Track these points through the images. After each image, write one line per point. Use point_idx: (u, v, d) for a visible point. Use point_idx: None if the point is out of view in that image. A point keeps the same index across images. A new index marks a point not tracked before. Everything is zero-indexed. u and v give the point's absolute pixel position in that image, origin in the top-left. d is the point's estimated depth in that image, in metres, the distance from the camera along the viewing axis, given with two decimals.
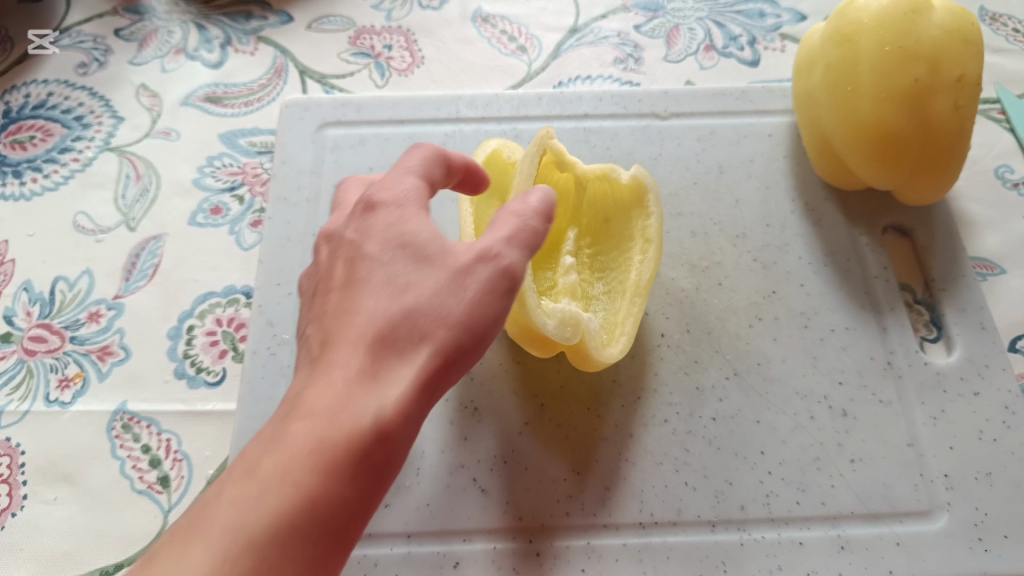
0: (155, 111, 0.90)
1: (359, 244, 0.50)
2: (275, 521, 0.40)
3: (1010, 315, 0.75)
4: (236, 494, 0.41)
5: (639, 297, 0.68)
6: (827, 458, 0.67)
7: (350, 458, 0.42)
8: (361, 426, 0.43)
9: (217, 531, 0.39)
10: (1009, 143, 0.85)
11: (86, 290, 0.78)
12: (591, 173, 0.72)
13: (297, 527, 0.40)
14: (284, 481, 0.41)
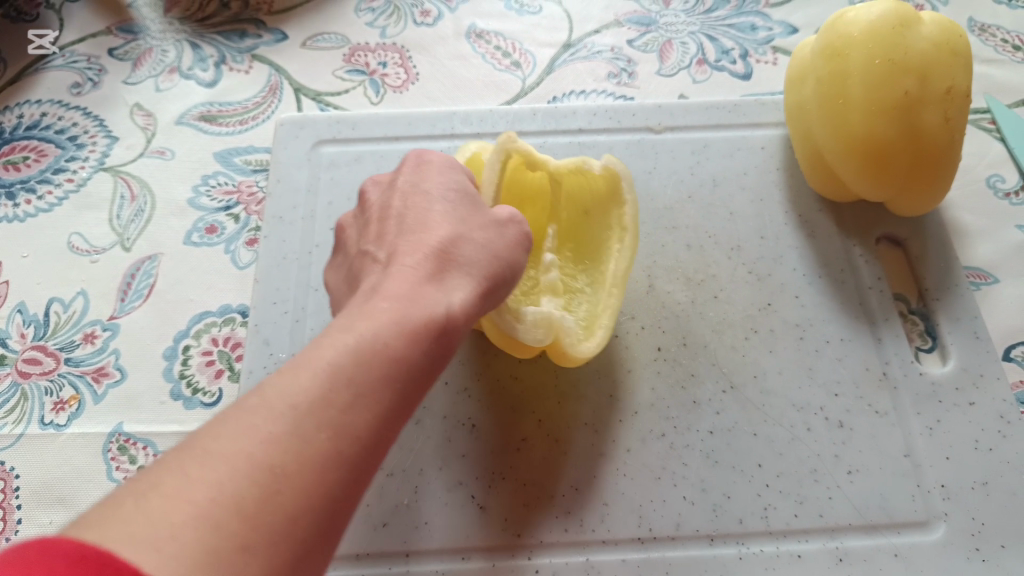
0: (150, 131, 0.90)
1: (397, 208, 0.57)
2: (324, 406, 0.40)
3: (1004, 324, 0.75)
4: (278, 383, 0.40)
5: (616, 290, 0.68)
6: (824, 470, 0.67)
7: (394, 367, 0.43)
8: (397, 339, 0.44)
9: (271, 413, 0.39)
10: (1001, 152, 0.85)
11: (81, 311, 0.78)
12: (564, 167, 0.71)
13: (346, 411, 0.40)
14: (332, 375, 0.41)
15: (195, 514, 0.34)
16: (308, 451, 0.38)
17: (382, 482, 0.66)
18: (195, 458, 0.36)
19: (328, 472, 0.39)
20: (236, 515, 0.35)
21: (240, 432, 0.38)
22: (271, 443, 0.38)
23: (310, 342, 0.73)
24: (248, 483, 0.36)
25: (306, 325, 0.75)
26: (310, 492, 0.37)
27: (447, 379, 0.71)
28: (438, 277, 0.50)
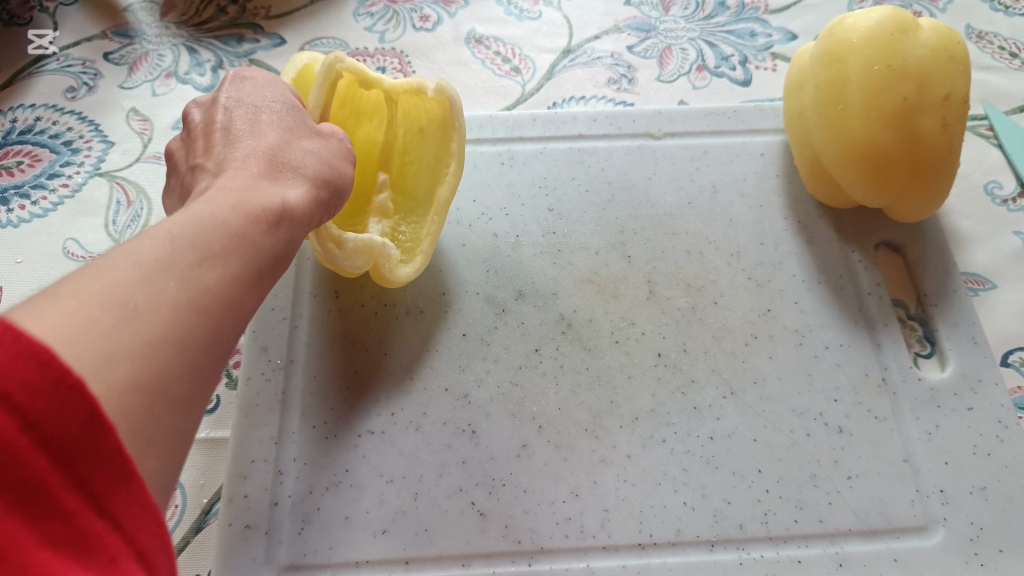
0: (146, 136, 0.90)
1: (221, 122, 0.57)
2: (189, 276, 0.42)
3: (1002, 329, 0.76)
4: (174, 250, 0.43)
5: (438, 214, 0.71)
6: (824, 475, 0.68)
7: (237, 250, 0.46)
8: (239, 219, 0.47)
9: (146, 268, 0.41)
10: (998, 159, 0.86)
11: None
12: (399, 87, 0.73)
13: (192, 281, 0.42)
14: (197, 248, 0.44)
15: (70, 337, 0.35)
16: (172, 306, 0.40)
17: (381, 488, 0.66)
18: (79, 284, 0.38)
19: (185, 339, 0.40)
20: (102, 344, 0.36)
21: (120, 274, 0.39)
22: (151, 292, 0.40)
23: (310, 348, 0.73)
24: (126, 322, 0.37)
25: (306, 331, 0.74)
26: (172, 343, 0.39)
27: (447, 385, 0.71)
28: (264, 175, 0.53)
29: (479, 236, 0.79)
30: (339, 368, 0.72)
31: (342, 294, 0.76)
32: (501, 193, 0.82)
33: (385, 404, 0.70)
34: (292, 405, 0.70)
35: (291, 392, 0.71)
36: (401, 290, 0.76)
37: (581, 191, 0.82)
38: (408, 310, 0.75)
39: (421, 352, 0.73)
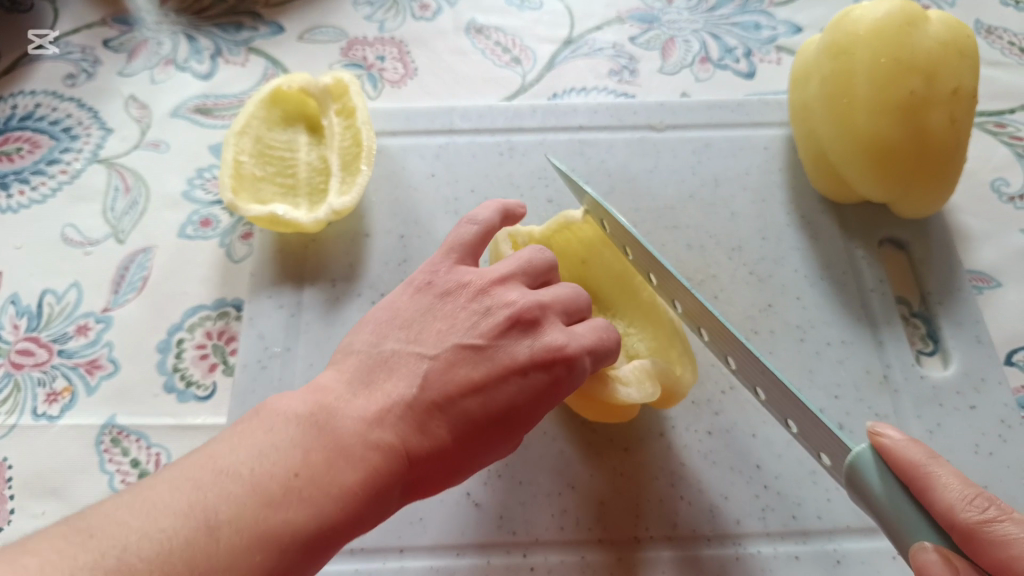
0: (145, 123, 0.89)
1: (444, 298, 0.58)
2: (290, 482, 0.46)
3: (1006, 328, 0.75)
4: (337, 411, 0.51)
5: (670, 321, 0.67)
6: (823, 472, 0.67)
7: (378, 458, 0.49)
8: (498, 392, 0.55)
9: (280, 449, 0.47)
10: (1005, 156, 0.85)
11: (74, 303, 0.77)
12: (549, 229, 0.71)
13: (304, 500, 0.46)
14: (329, 449, 0.48)
15: (137, 544, 0.42)
16: (275, 521, 0.44)
17: None
18: (207, 483, 0.45)
19: (279, 536, 0.44)
20: (177, 556, 0.42)
21: (253, 456, 0.47)
22: (259, 477, 0.46)
23: (305, 338, 0.73)
24: (180, 557, 0.42)
25: (302, 320, 0.74)
26: (218, 564, 0.42)
27: None
28: (466, 373, 0.54)
29: None
30: None
31: (338, 284, 0.76)
32: (500, 184, 0.81)
33: None
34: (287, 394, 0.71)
35: (287, 381, 0.71)
36: (397, 280, 0.76)
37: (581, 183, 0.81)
38: None
39: None
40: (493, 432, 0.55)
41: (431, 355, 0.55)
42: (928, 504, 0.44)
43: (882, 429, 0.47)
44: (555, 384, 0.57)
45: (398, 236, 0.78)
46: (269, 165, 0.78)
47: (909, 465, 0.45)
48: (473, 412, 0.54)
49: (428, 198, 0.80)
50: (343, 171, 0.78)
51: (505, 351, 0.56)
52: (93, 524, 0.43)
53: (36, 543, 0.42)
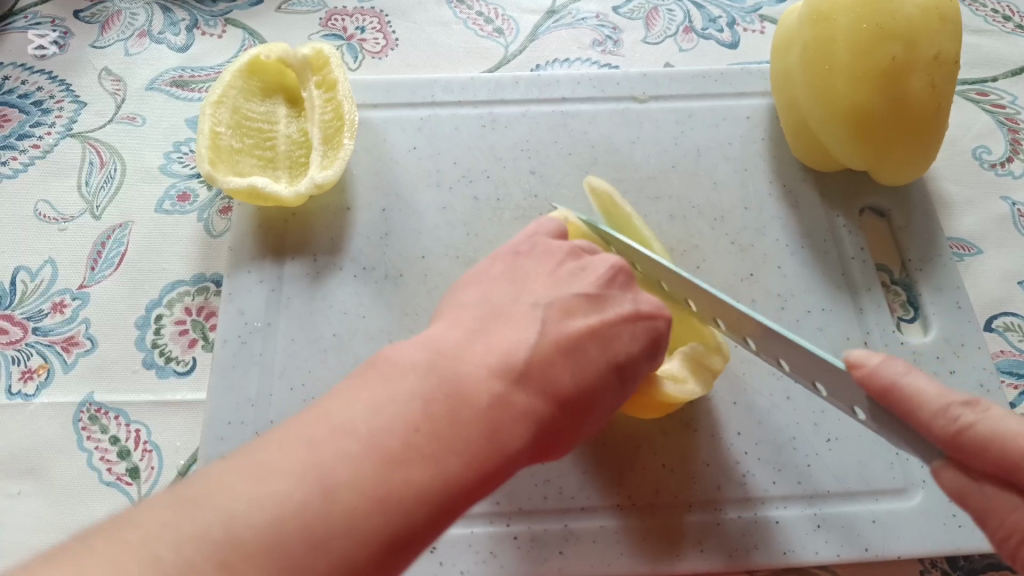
0: (119, 96, 0.87)
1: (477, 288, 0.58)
2: (410, 438, 0.44)
3: (986, 294, 0.75)
4: (458, 361, 0.49)
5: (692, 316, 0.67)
6: (803, 438, 0.68)
7: (499, 412, 0.48)
8: (587, 367, 0.54)
9: (399, 404, 0.46)
10: (986, 124, 0.85)
11: (49, 279, 0.76)
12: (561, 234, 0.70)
13: (427, 459, 0.44)
14: (450, 402, 0.46)
15: (250, 511, 0.39)
16: (399, 482, 0.43)
17: None
18: (325, 440, 0.43)
19: (406, 496, 0.42)
20: (293, 521, 0.39)
21: (370, 412, 0.45)
22: (379, 433, 0.44)
23: (286, 312, 0.72)
24: (297, 522, 0.39)
25: (282, 294, 0.73)
26: (343, 528, 0.40)
27: None
28: (584, 318, 0.56)
29: (460, 199, 0.78)
30: (317, 332, 0.72)
31: (319, 257, 0.75)
32: (483, 155, 0.80)
33: None
34: (269, 368, 0.70)
35: (268, 355, 0.71)
36: (379, 254, 0.75)
37: (564, 154, 0.81)
38: (387, 273, 0.74)
39: (400, 315, 0.72)
40: (608, 379, 0.55)
41: (545, 303, 0.56)
42: (909, 418, 0.45)
43: (861, 356, 0.47)
44: (658, 338, 0.59)
45: (380, 209, 0.77)
46: (247, 137, 0.77)
47: (879, 391, 0.46)
48: (590, 362, 0.54)
49: (410, 170, 0.79)
50: (322, 145, 0.77)
51: (613, 304, 0.58)
52: (200, 491, 0.40)
53: (142, 509, 0.40)
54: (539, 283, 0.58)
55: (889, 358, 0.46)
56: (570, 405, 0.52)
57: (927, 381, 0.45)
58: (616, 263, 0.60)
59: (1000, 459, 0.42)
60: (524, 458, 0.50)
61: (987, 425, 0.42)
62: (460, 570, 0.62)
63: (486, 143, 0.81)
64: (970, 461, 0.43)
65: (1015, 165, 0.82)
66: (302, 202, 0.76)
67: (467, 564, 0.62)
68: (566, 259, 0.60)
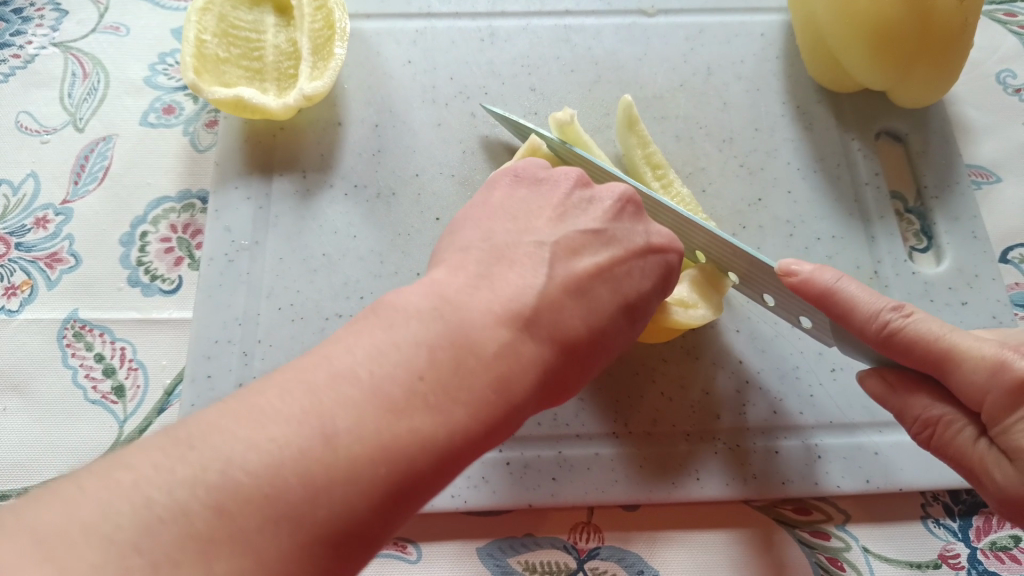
0: (102, 5, 0.83)
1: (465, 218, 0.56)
2: (414, 386, 0.40)
3: (1004, 224, 0.72)
4: (462, 308, 0.45)
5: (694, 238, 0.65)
6: (807, 367, 0.66)
7: (505, 361, 0.44)
8: (600, 314, 0.50)
9: (402, 348, 0.41)
10: (1014, 45, 0.80)
11: (32, 194, 0.73)
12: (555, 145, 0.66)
13: (432, 408, 0.40)
14: (455, 348, 0.42)
15: (246, 456, 0.35)
16: (402, 431, 0.39)
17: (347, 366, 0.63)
18: (324, 385, 0.39)
19: (410, 446, 0.39)
20: (292, 468, 0.35)
21: (371, 356, 0.40)
22: (382, 377, 0.39)
23: (274, 230, 0.70)
24: (297, 469, 0.36)
25: (270, 212, 0.71)
26: (345, 476, 0.36)
27: (421, 272, 0.69)
28: (592, 258, 0.53)
29: (456, 116, 0.75)
30: (306, 251, 0.69)
31: (309, 175, 0.72)
32: (480, 71, 0.77)
33: (353, 287, 0.68)
34: (256, 287, 0.68)
35: (255, 275, 0.68)
36: (371, 172, 0.72)
37: (566, 71, 0.77)
38: (379, 192, 0.71)
39: (392, 236, 0.70)
40: (619, 320, 0.52)
41: (550, 242, 0.52)
42: (843, 320, 0.50)
43: (795, 264, 0.52)
44: (670, 273, 0.56)
45: (373, 125, 0.74)
46: (234, 46, 0.73)
47: (815, 296, 0.51)
48: (600, 305, 0.51)
49: (404, 86, 0.76)
50: (312, 55, 0.73)
51: (623, 237, 0.55)
52: (193, 432, 0.36)
53: (129, 448, 0.36)
54: (542, 219, 0.54)
55: (823, 267, 0.51)
56: (575, 351, 0.49)
57: (862, 288, 0.50)
58: (622, 194, 0.57)
59: (923, 359, 0.47)
60: (528, 408, 0.46)
61: (909, 329, 0.47)
62: (451, 494, 0.61)
63: (487, 56, 0.77)
64: (902, 361, 0.48)
65: None
66: (291, 115, 0.73)
67: (458, 488, 0.62)
68: (571, 190, 0.57)
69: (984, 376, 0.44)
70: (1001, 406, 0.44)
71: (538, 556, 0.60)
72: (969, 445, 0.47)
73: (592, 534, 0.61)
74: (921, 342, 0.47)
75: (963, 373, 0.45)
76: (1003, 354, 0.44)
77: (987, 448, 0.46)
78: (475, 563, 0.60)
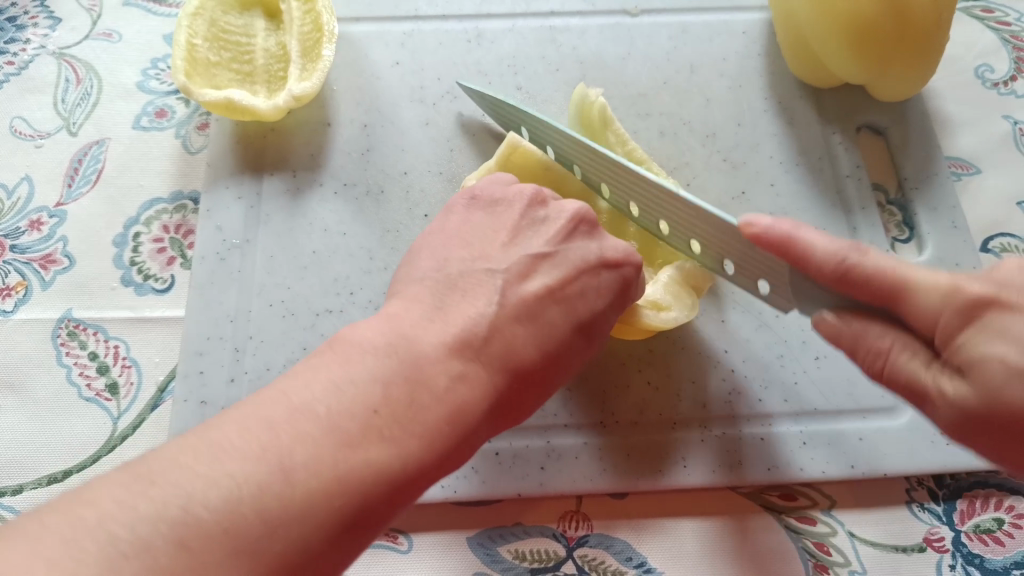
0: (95, 12, 0.84)
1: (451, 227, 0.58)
2: (370, 420, 0.41)
3: (984, 213, 0.73)
4: (416, 341, 0.46)
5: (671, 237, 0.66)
6: (791, 355, 0.67)
7: (456, 394, 0.45)
8: (553, 339, 0.52)
9: (358, 385, 0.42)
10: (992, 40, 0.81)
11: (26, 198, 0.74)
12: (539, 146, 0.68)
13: (387, 440, 0.41)
14: (410, 383, 0.43)
15: (206, 493, 0.36)
16: (359, 464, 0.39)
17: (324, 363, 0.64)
18: (281, 421, 0.39)
19: (365, 478, 0.39)
20: (251, 505, 0.36)
21: (329, 391, 0.41)
22: (339, 413, 0.40)
23: (264, 229, 0.71)
24: (256, 506, 0.36)
25: (261, 211, 0.72)
26: (301, 510, 0.37)
27: None
28: (545, 279, 0.54)
29: (443, 115, 0.76)
30: (296, 249, 0.70)
31: (299, 174, 0.73)
32: (467, 71, 0.78)
33: (343, 284, 0.69)
34: (246, 284, 0.69)
35: (246, 272, 0.69)
36: (360, 170, 0.73)
37: (552, 70, 0.78)
38: (368, 190, 0.72)
39: (381, 233, 0.71)
40: (573, 339, 0.54)
41: (501, 270, 0.53)
42: (800, 263, 0.49)
43: (754, 217, 0.51)
44: (626, 288, 0.57)
45: (362, 125, 0.75)
46: (224, 50, 0.74)
47: (774, 245, 0.50)
48: (553, 329, 0.53)
49: (392, 86, 0.77)
50: (301, 57, 0.74)
51: (576, 253, 0.57)
52: (154, 468, 0.37)
53: (94, 485, 0.36)
54: (496, 246, 0.56)
55: (782, 218, 0.50)
56: (527, 378, 0.51)
57: (822, 236, 0.48)
58: (575, 212, 0.58)
59: (877, 289, 0.46)
60: (480, 435, 0.48)
61: (870, 265, 0.46)
62: (440, 484, 0.62)
63: (474, 57, 0.78)
64: (856, 294, 0.47)
65: (1019, 83, 0.79)
66: (281, 117, 0.74)
67: (447, 478, 0.62)
68: (525, 210, 0.58)
69: (946, 307, 0.43)
70: (954, 326, 0.43)
71: (527, 544, 0.61)
72: (915, 371, 0.45)
73: (581, 522, 0.62)
74: (876, 277, 0.45)
75: (915, 306, 0.45)
76: (954, 280, 0.44)
77: (941, 372, 0.44)
78: (465, 553, 0.61)
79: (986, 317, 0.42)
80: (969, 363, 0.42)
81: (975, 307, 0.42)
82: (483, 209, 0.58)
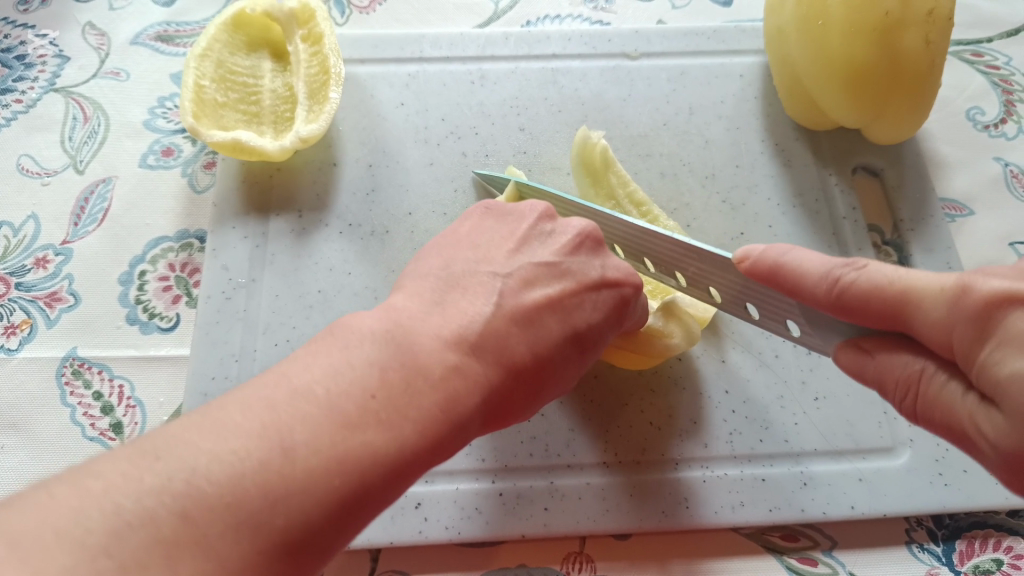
0: (104, 51, 0.85)
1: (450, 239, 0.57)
2: (367, 403, 0.41)
3: (978, 255, 0.75)
4: (414, 333, 0.46)
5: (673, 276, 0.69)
6: (791, 396, 0.68)
7: (454, 383, 0.45)
8: (552, 343, 0.52)
9: (356, 368, 0.43)
10: (982, 84, 0.83)
11: (32, 235, 0.75)
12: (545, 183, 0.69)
13: (384, 425, 0.41)
14: (406, 370, 0.44)
15: (208, 468, 0.37)
16: (356, 446, 0.40)
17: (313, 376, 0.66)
18: (282, 403, 0.40)
19: (363, 459, 0.40)
20: (253, 480, 0.37)
21: (328, 374, 0.42)
22: (337, 396, 0.41)
23: (270, 269, 0.72)
24: (257, 481, 0.37)
25: (267, 250, 0.73)
26: (301, 486, 0.38)
27: None
28: (544, 290, 0.54)
29: (447, 156, 0.77)
30: (302, 288, 0.71)
31: (305, 214, 0.74)
32: (471, 112, 0.79)
33: None
34: (252, 323, 0.70)
35: (252, 311, 0.70)
36: (365, 210, 0.74)
37: (554, 112, 0.79)
38: (373, 230, 0.73)
39: (387, 272, 0.72)
40: (567, 349, 0.54)
41: (504, 273, 0.53)
42: (795, 293, 0.48)
43: (747, 249, 0.51)
44: (623, 306, 0.58)
45: (367, 165, 0.76)
46: (231, 91, 0.75)
47: (768, 273, 0.49)
48: (549, 335, 0.52)
49: (397, 127, 0.78)
50: (308, 99, 0.76)
51: (580, 271, 0.56)
52: (160, 445, 0.38)
53: (103, 459, 0.38)
54: (501, 251, 0.55)
55: (772, 245, 0.49)
56: (526, 376, 0.51)
57: (812, 256, 0.48)
58: (581, 225, 0.59)
59: (879, 309, 0.44)
60: (476, 427, 0.48)
61: (861, 282, 0.44)
62: (445, 525, 0.62)
63: (478, 99, 0.80)
64: (857, 319, 0.45)
65: (1010, 126, 0.81)
66: (287, 157, 0.75)
67: (451, 519, 0.63)
68: (534, 223, 0.58)
69: (945, 313, 0.41)
70: (969, 338, 0.40)
71: None
72: (953, 398, 0.42)
73: (585, 564, 0.62)
74: (872, 293, 0.43)
75: (924, 313, 0.42)
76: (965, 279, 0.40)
77: (975, 402, 0.41)
78: None
79: (1000, 317, 0.38)
80: (998, 389, 0.38)
81: (997, 305, 0.38)
82: (495, 218, 0.59)
